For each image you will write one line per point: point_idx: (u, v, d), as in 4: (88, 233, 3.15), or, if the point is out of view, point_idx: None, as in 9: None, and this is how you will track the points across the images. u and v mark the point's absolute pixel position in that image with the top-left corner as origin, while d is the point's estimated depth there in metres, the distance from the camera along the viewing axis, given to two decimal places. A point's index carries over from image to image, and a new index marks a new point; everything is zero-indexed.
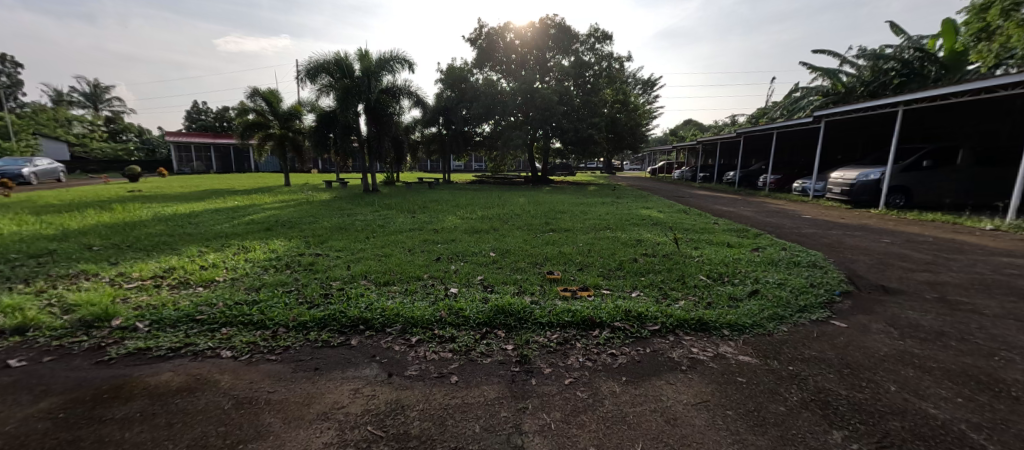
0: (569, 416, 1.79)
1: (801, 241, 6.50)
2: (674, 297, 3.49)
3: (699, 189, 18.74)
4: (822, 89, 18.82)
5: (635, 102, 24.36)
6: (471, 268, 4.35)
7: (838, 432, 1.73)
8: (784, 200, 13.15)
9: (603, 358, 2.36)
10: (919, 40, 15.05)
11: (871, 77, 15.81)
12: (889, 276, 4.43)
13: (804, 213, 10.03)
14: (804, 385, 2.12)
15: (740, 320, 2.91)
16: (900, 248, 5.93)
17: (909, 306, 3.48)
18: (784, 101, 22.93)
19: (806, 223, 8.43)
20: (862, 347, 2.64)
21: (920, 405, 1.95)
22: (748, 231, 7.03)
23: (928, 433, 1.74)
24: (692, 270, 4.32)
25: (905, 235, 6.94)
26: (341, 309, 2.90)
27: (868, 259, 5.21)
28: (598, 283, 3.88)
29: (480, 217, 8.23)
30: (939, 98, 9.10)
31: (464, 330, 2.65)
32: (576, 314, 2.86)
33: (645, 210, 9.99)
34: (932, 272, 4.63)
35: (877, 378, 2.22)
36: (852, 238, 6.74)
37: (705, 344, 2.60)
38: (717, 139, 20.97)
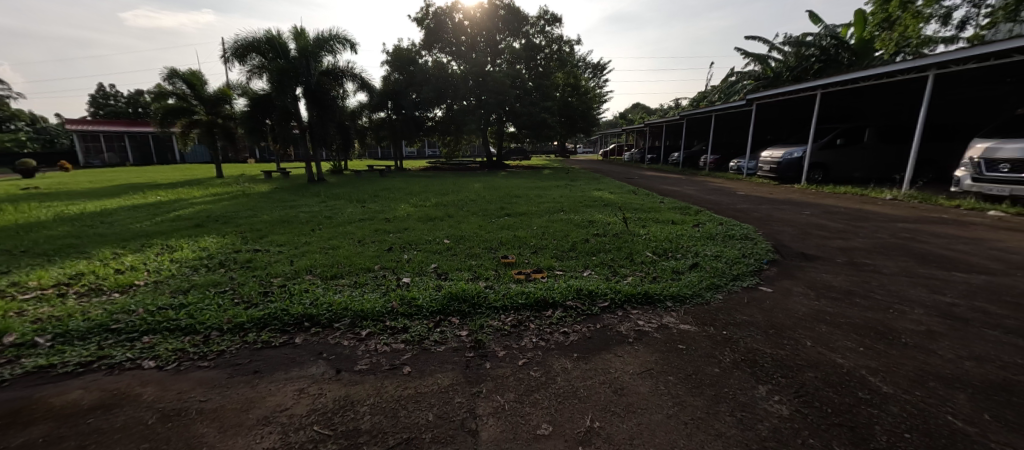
0: (522, 395, 1.83)
1: (736, 216, 7.02)
2: (622, 274, 3.65)
3: (647, 170, 19.59)
4: (753, 74, 20.23)
5: (585, 86, 24.81)
6: (424, 256, 4.26)
7: (764, 386, 1.92)
8: (722, 178, 14.11)
9: (557, 337, 2.43)
10: (834, 29, 16.54)
11: (795, 62, 17.15)
12: (809, 244, 4.94)
13: (738, 189, 10.86)
14: (736, 347, 2.32)
15: (681, 292, 3.11)
16: (819, 219, 6.60)
17: (824, 270, 3.91)
18: (722, 85, 24.40)
19: (741, 199, 9.12)
20: (785, 308, 2.93)
21: (831, 356, 2.21)
22: (690, 209, 7.49)
23: (836, 380, 1.98)
24: (640, 247, 4.55)
25: (822, 207, 7.73)
26: (282, 307, 2.74)
27: (792, 230, 5.75)
28: (551, 264, 3.96)
29: (434, 205, 8.08)
30: (851, 82, 10.08)
31: (417, 320, 2.61)
32: (530, 295, 2.91)
33: (598, 192, 10.30)
34: (844, 238, 5.23)
35: (797, 335, 2.48)
36: (779, 211, 7.39)
37: (651, 316, 2.75)
38: (663, 122, 21.92)
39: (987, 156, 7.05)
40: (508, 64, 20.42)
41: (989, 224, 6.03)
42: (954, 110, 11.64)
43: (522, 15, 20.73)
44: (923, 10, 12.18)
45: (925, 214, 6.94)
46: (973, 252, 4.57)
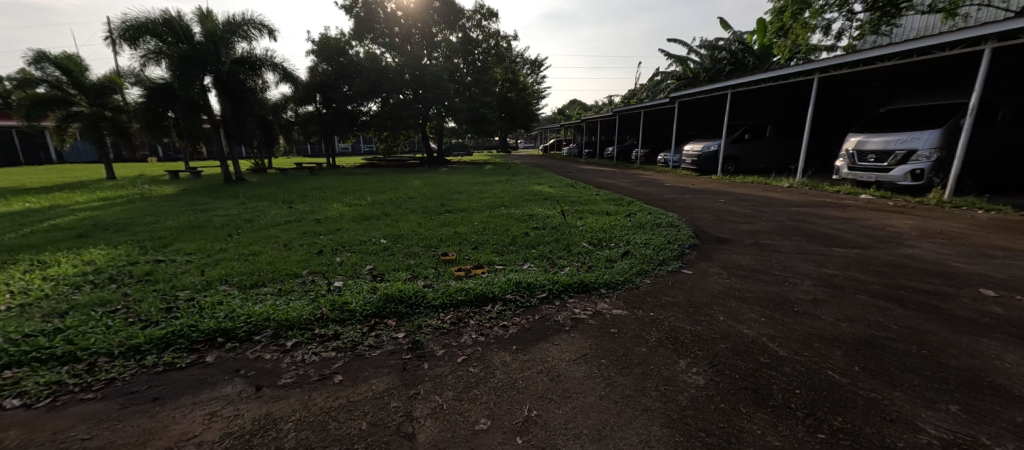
0: (461, 393, 1.82)
1: (663, 205, 7.58)
2: (560, 265, 3.77)
3: (584, 164, 20.40)
4: (676, 74, 21.85)
5: (523, 82, 25.08)
6: (359, 258, 4.05)
7: (684, 361, 2.09)
8: (651, 171, 15.13)
9: (496, 331, 2.44)
10: (741, 35, 18.36)
11: (710, 64, 18.79)
12: (724, 228, 5.48)
13: (665, 181, 11.71)
14: (661, 326, 2.50)
15: (614, 278, 3.29)
16: (731, 206, 7.34)
17: (735, 251, 4.36)
18: (649, 84, 26.06)
19: (668, 190, 9.85)
20: (702, 287, 3.22)
21: (739, 328, 2.48)
22: (623, 200, 7.93)
23: (743, 349, 2.22)
24: (577, 238, 4.73)
25: (735, 195, 8.60)
26: (191, 322, 2.45)
27: (709, 216, 6.33)
28: (492, 259, 3.97)
29: (370, 204, 7.71)
30: (756, 83, 11.27)
31: (350, 325, 2.48)
32: (469, 291, 2.89)
33: (538, 186, 10.51)
34: (752, 222, 5.87)
35: (712, 311, 2.74)
36: (699, 199, 8.10)
37: (587, 304, 2.88)
38: (597, 118, 22.90)
39: (859, 147, 8.32)
40: (445, 58, 19.96)
41: (860, 206, 7.14)
42: (834, 109, 13.54)
43: (458, 8, 20.34)
44: (810, 21, 13.68)
45: (814, 198, 8.02)
46: (850, 230, 5.38)
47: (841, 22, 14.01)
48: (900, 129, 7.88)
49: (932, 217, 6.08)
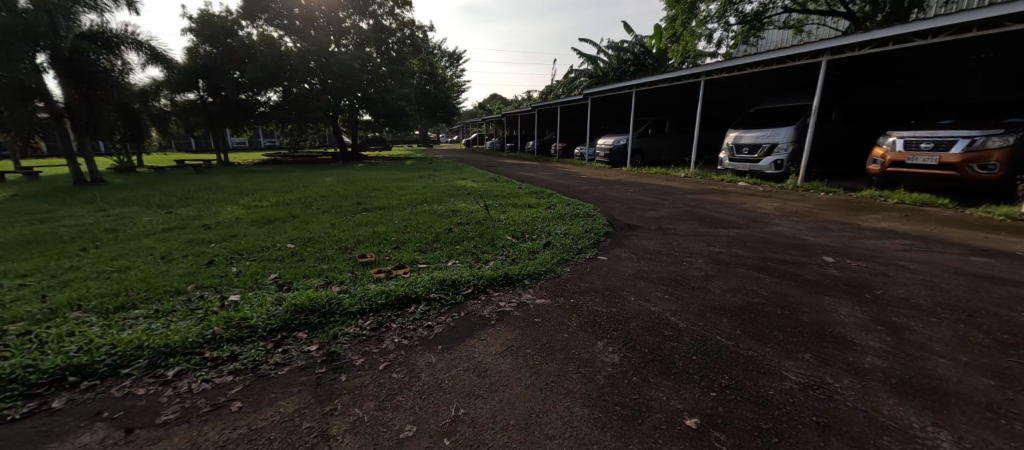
0: (383, 402, 1.72)
1: (580, 196, 8.02)
2: (485, 259, 3.78)
3: (507, 158, 20.70)
4: (587, 73, 23.22)
5: (441, 74, 24.49)
6: (260, 266, 3.61)
7: (603, 341, 2.24)
8: (569, 164, 15.90)
9: (420, 333, 2.36)
10: (642, 38, 20.08)
11: (617, 64, 20.26)
12: (633, 216, 5.99)
13: (581, 173, 12.40)
14: (581, 311, 2.65)
15: (537, 269, 3.39)
16: (639, 195, 8.03)
17: (642, 236, 4.79)
18: (564, 81, 27.29)
19: (584, 181, 10.44)
20: (616, 271, 3.49)
21: (647, 307, 2.73)
22: (543, 193, 8.21)
23: (652, 325, 2.45)
24: (500, 232, 4.78)
25: (642, 185, 9.43)
26: (27, 362, 1.96)
27: (620, 205, 6.86)
28: (414, 258, 3.83)
29: (274, 205, 6.93)
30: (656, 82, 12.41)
31: (250, 344, 2.20)
32: (390, 293, 2.76)
33: (461, 180, 10.41)
34: (656, 209, 6.50)
35: (625, 293, 2.98)
36: (612, 190, 8.73)
37: (511, 296, 2.93)
38: (517, 113, 23.34)
39: (736, 141, 9.68)
40: (356, 46, 18.57)
41: (739, 192, 8.32)
42: (717, 107, 15.51)
43: None
44: (696, 30, 15.45)
45: (705, 186, 9.14)
46: (732, 212, 6.24)
47: (720, 32, 15.99)
48: (766, 126, 9.34)
49: (791, 200, 7.33)
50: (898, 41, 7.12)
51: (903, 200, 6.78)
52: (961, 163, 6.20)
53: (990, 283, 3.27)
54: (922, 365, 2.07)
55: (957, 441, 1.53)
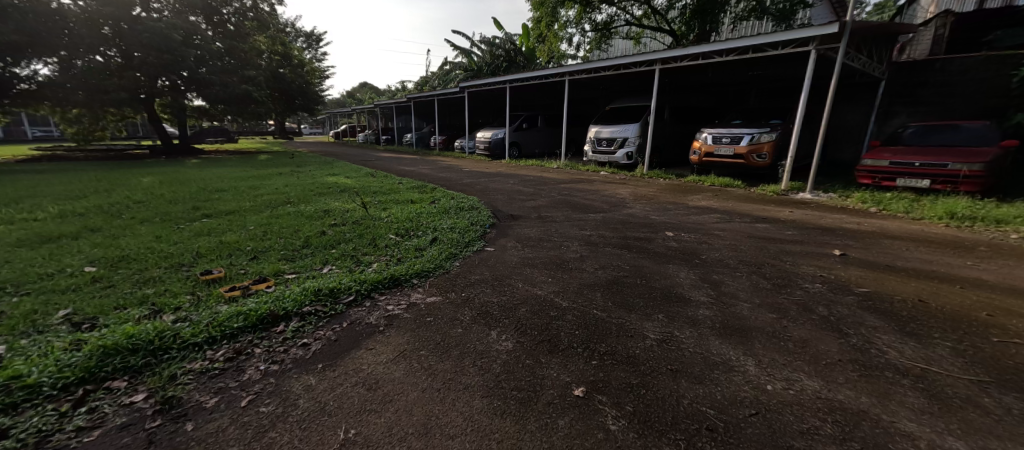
0: (251, 443, 1.46)
1: (463, 189, 8.05)
2: (367, 262, 3.49)
3: (383, 152, 19.52)
4: (462, 66, 23.40)
5: (297, 56, 21.39)
6: (41, 301, 2.67)
7: (495, 331, 2.30)
8: (450, 157, 15.82)
9: (293, 354, 2.06)
10: (512, 36, 21.06)
11: (491, 59, 20.88)
12: (514, 206, 6.30)
13: (462, 166, 12.47)
14: (473, 305, 2.67)
15: (425, 267, 3.29)
16: (519, 186, 8.47)
17: (525, 225, 5.08)
18: (439, 72, 26.89)
19: (466, 174, 10.52)
20: (503, 261, 3.63)
21: (534, 292, 2.90)
22: (426, 187, 7.99)
23: (539, 309, 2.61)
24: (382, 231, 4.47)
25: (520, 176, 9.95)
26: None
27: (502, 197, 7.12)
28: (279, 269, 3.32)
29: (59, 216, 5.20)
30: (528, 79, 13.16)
31: (32, 410, 1.61)
32: (250, 314, 2.33)
33: (331, 177, 9.41)
34: (535, 199, 6.95)
35: (513, 281, 3.12)
36: (493, 182, 9.01)
37: (399, 298, 2.78)
38: (391, 104, 22.14)
39: (596, 135, 10.93)
40: (173, 13, 14.82)
41: (602, 180, 9.44)
42: (580, 105, 17.23)
43: None
44: (559, 32, 16.84)
45: (575, 176, 10.12)
46: (598, 199, 7.05)
47: (578, 37, 17.63)
48: (620, 122, 10.76)
49: (641, 185, 8.62)
50: (705, 56, 8.92)
51: (714, 183, 8.60)
52: (748, 153, 8.14)
53: (770, 243, 4.39)
54: (736, 309, 2.68)
55: (759, 365, 2.02)
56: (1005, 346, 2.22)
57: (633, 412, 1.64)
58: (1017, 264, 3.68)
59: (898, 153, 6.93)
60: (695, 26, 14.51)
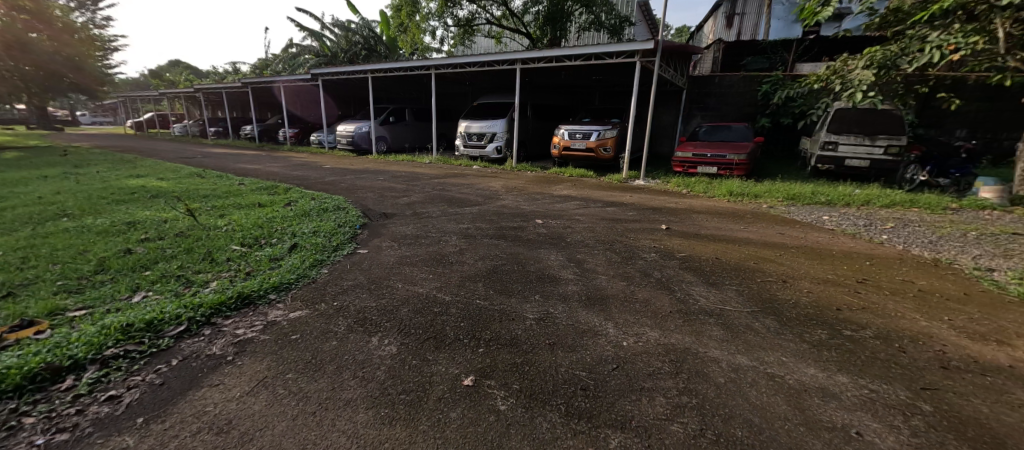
0: None
1: (324, 189, 7.29)
2: (202, 281, 2.86)
3: (214, 147, 16.21)
4: (313, 50, 21.51)
5: (58, 17, 15.47)
6: None
7: (376, 336, 2.16)
8: (305, 153, 14.07)
9: (94, 413, 1.57)
10: (369, 24, 20.11)
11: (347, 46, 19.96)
12: (386, 204, 6.00)
13: (322, 163, 11.24)
14: (347, 313, 2.45)
15: (283, 279, 2.86)
16: (389, 182, 8.08)
17: (399, 223, 4.89)
18: (283, 55, 23.63)
19: (327, 172, 9.52)
20: (378, 262, 3.44)
21: (416, 290, 2.83)
22: (277, 187, 6.95)
23: (422, 307, 2.55)
24: (221, 242, 3.72)
25: (390, 173, 9.48)
26: None
27: (372, 195, 6.70)
28: (59, 305, 2.46)
29: None
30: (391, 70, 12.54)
31: None
32: (8, 373, 1.68)
33: (137, 178, 7.38)
34: (408, 195, 6.73)
35: (391, 282, 2.98)
36: (360, 179, 8.39)
37: (253, 318, 2.37)
38: (221, 89, 18.49)
39: (466, 130, 11.12)
40: None
41: (475, 174, 9.67)
42: (448, 99, 17.19)
43: None
44: (421, 24, 16.52)
45: (447, 171, 10.12)
46: (472, 192, 7.21)
47: (441, 30, 17.44)
48: (487, 117, 11.15)
49: (510, 178, 9.13)
50: (558, 60, 9.86)
51: (572, 173, 9.65)
52: (597, 147, 9.37)
53: (618, 223, 5.17)
54: (596, 281, 3.10)
55: (616, 326, 2.37)
56: (764, 283, 3.10)
57: (519, 389, 1.75)
58: (769, 225, 5.14)
59: (699, 146, 8.88)
60: (547, 31, 15.75)
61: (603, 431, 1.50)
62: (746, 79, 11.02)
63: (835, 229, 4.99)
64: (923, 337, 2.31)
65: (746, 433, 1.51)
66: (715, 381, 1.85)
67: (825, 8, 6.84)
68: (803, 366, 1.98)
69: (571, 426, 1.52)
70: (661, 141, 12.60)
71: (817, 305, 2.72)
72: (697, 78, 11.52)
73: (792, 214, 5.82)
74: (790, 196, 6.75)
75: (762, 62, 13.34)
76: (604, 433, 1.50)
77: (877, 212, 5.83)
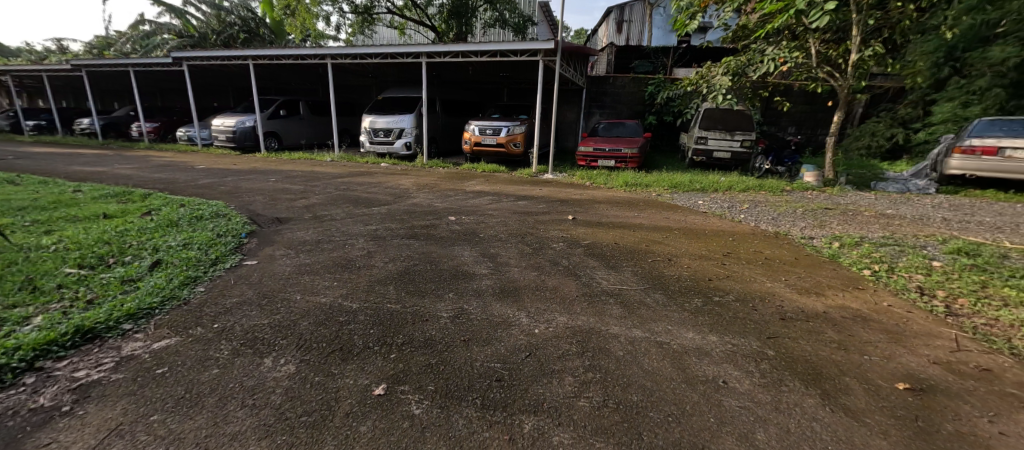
0: None
1: (199, 194, 6.28)
2: (21, 316, 2.25)
3: (35, 145, 12.83)
4: (173, 29, 18.40)
5: None
6: None
7: (269, 356, 1.94)
8: (171, 152, 11.92)
9: None
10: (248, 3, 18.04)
11: (219, 26, 17.73)
12: (279, 208, 5.40)
13: (195, 163, 9.65)
14: (232, 334, 2.15)
15: (143, 304, 2.40)
16: (282, 183, 7.27)
17: (296, 229, 4.44)
18: (131, 33, 19.68)
19: (202, 174, 8.20)
20: (271, 274, 3.08)
21: (316, 300, 2.60)
22: (132, 193, 5.78)
23: (324, 318, 2.35)
24: (48, 264, 2.96)
25: (283, 172, 8.53)
26: None
27: (262, 199, 5.96)
28: None
29: None
30: (277, 58, 11.23)
31: None
32: None
33: None
34: (306, 197, 6.14)
35: (288, 294, 2.70)
36: (245, 181, 7.41)
37: (100, 355, 1.94)
38: (41, 72, 14.70)
39: (371, 125, 10.49)
40: None
41: (382, 171, 9.20)
42: (348, 92, 15.99)
43: None
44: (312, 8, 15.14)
45: (351, 169, 9.44)
46: (379, 191, 6.84)
47: (336, 17, 16.08)
48: (393, 112, 10.64)
49: (421, 175, 8.87)
50: (463, 55, 9.80)
51: (484, 169, 9.72)
52: (507, 142, 9.57)
53: (528, 215, 5.37)
54: (508, 274, 3.18)
55: (528, 315, 2.47)
56: (653, 263, 3.50)
57: (434, 390, 1.72)
58: (657, 211, 5.80)
59: (599, 141, 9.61)
60: (453, 25, 15.62)
61: (518, 417, 1.56)
62: (635, 80, 12.22)
63: (707, 211, 5.84)
64: (768, 295, 2.85)
65: (642, 397, 1.70)
66: (615, 355, 2.04)
67: (692, 21, 7.87)
68: (685, 332, 2.29)
69: (487, 419, 1.55)
70: (566, 137, 13.34)
71: (694, 277, 3.17)
72: (594, 78, 12.44)
73: (676, 201, 6.65)
74: (673, 185, 7.69)
75: (647, 66, 14.97)
76: (519, 419, 1.55)
77: (737, 196, 6.97)
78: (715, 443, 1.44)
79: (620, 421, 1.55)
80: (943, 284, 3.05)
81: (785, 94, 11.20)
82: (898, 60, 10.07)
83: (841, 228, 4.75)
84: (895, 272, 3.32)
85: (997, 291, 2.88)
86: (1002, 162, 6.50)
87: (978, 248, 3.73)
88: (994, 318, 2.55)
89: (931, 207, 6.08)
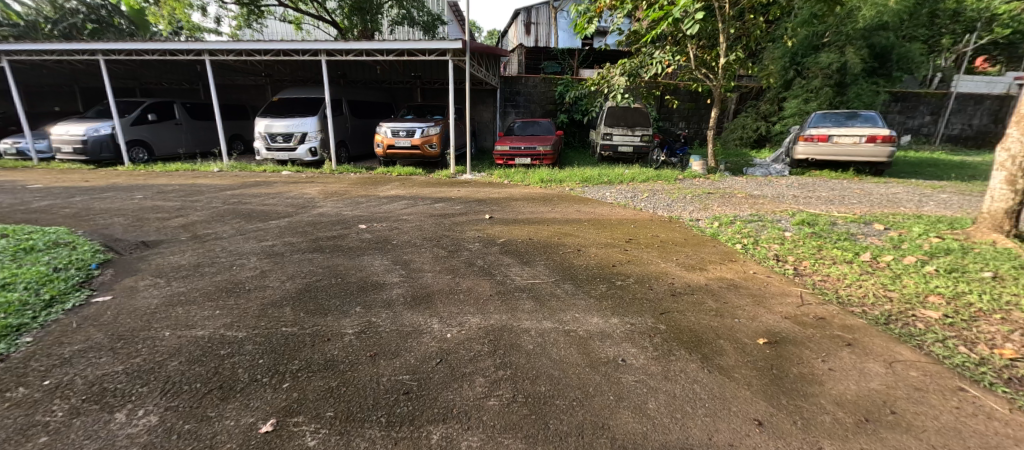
0: None
1: (34, 220, 5.08)
2: None
3: None
4: None
5: None
6: None
7: (123, 410, 1.62)
8: None
9: None
10: None
11: (54, 14, 14.66)
12: (147, 230, 4.60)
13: (28, 181, 7.79)
14: (71, 390, 1.76)
15: None
16: (152, 200, 6.20)
17: (167, 253, 3.80)
18: None
19: (38, 194, 6.66)
20: (131, 310, 2.58)
21: (190, 335, 2.25)
22: None
23: (200, 355, 2.04)
24: None
25: (154, 187, 7.29)
26: None
27: (123, 220, 5.03)
28: None
29: None
30: (136, 53, 9.53)
31: None
32: None
33: None
34: (183, 215, 5.31)
35: (153, 332, 2.29)
36: (101, 200, 6.19)
37: None
38: None
39: (266, 130, 9.42)
40: None
41: (283, 180, 8.34)
42: (235, 92, 14.19)
43: None
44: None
45: (244, 179, 8.42)
46: (278, 202, 6.18)
47: (215, 7, 14.16)
48: (291, 114, 9.67)
49: (329, 182, 8.25)
50: (367, 53, 9.26)
51: (400, 172, 9.35)
52: (422, 144, 9.31)
53: (444, 218, 5.28)
54: (423, 279, 3.10)
55: (440, 321, 2.41)
56: (565, 254, 3.68)
57: (334, 415, 1.59)
58: (571, 204, 6.10)
59: (514, 140, 9.79)
60: (356, 22, 14.57)
61: (426, 429, 1.50)
62: (544, 80, 12.71)
63: (614, 202, 6.30)
64: (662, 274, 3.17)
65: (549, 387, 1.77)
66: (525, 348, 2.09)
67: (590, 25, 8.37)
68: (589, 317, 2.44)
69: (391, 437, 1.46)
70: (482, 136, 13.40)
71: (602, 264, 3.40)
72: (505, 78, 12.65)
73: (587, 194, 7.04)
74: (584, 179, 8.14)
75: (555, 67, 15.75)
76: (427, 431, 1.50)
77: (639, 186, 7.62)
78: (613, 420, 1.54)
79: (528, 414, 1.59)
80: (793, 250, 3.67)
81: (674, 93, 12.55)
82: (758, 64, 11.88)
83: (720, 209, 5.46)
84: (759, 243, 3.91)
85: (828, 252, 3.54)
86: (834, 147, 8.00)
87: (817, 219, 4.55)
88: (827, 274, 3.14)
89: (786, 187, 7.28)
